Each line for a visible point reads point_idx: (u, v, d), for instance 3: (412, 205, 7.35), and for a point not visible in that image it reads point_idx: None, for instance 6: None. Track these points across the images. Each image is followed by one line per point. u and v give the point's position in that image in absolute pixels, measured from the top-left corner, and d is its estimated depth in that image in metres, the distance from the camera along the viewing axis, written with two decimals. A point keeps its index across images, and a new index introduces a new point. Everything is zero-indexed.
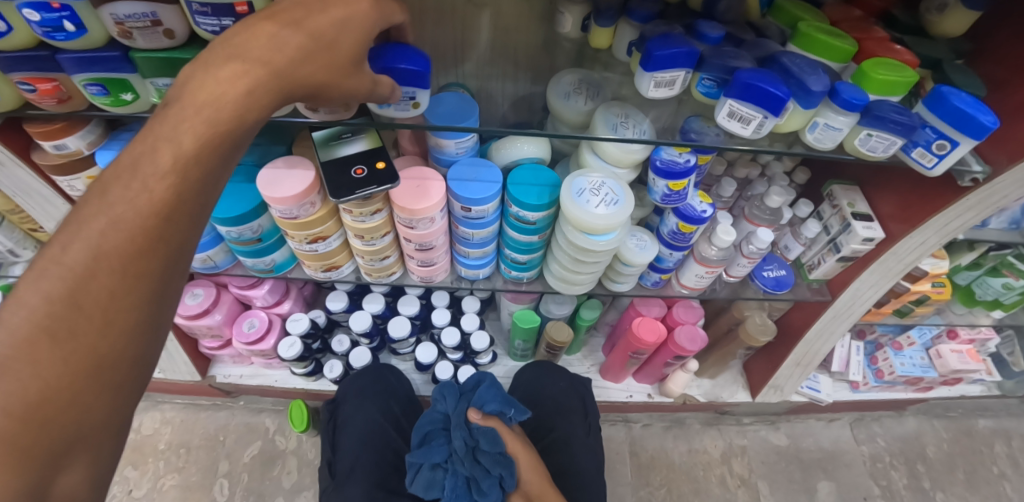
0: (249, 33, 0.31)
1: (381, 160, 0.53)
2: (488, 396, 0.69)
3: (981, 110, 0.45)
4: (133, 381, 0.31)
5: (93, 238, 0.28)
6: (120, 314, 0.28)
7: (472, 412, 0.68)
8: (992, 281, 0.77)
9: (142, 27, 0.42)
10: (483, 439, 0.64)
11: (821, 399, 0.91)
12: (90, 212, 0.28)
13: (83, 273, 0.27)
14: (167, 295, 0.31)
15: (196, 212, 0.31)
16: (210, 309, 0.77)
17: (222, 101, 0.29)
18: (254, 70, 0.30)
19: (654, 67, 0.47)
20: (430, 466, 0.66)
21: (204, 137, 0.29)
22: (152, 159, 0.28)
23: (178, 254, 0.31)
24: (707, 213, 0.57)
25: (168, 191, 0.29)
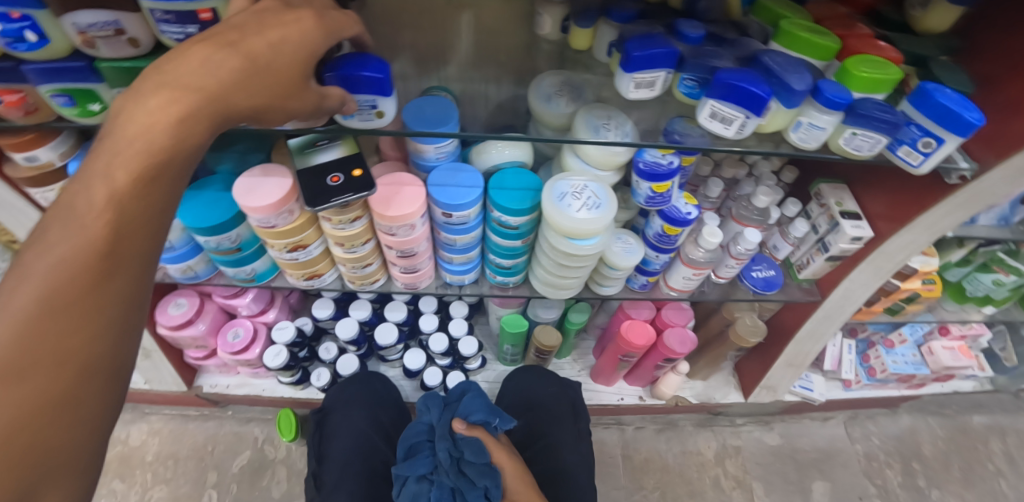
0: (180, 61, 0.30)
1: (357, 167, 0.52)
2: (473, 406, 0.69)
3: (967, 107, 0.44)
4: (98, 421, 0.30)
5: (36, 282, 0.27)
6: (78, 351, 0.29)
7: (457, 423, 0.67)
8: (982, 278, 0.76)
9: (105, 36, 0.41)
10: (467, 450, 0.64)
11: (814, 398, 0.90)
12: (29, 259, 0.28)
13: (30, 319, 0.27)
14: (123, 330, 0.31)
15: (145, 244, 0.31)
16: (194, 319, 0.76)
17: (152, 133, 0.30)
18: (185, 97, 0.30)
19: (634, 68, 0.46)
20: (415, 479, 0.65)
21: (137, 172, 0.30)
22: (86, 200, 0.29)
23: (130, 287, 0.31)
24: (693, 215, 0.56)
25: (110, 226, 0.29)
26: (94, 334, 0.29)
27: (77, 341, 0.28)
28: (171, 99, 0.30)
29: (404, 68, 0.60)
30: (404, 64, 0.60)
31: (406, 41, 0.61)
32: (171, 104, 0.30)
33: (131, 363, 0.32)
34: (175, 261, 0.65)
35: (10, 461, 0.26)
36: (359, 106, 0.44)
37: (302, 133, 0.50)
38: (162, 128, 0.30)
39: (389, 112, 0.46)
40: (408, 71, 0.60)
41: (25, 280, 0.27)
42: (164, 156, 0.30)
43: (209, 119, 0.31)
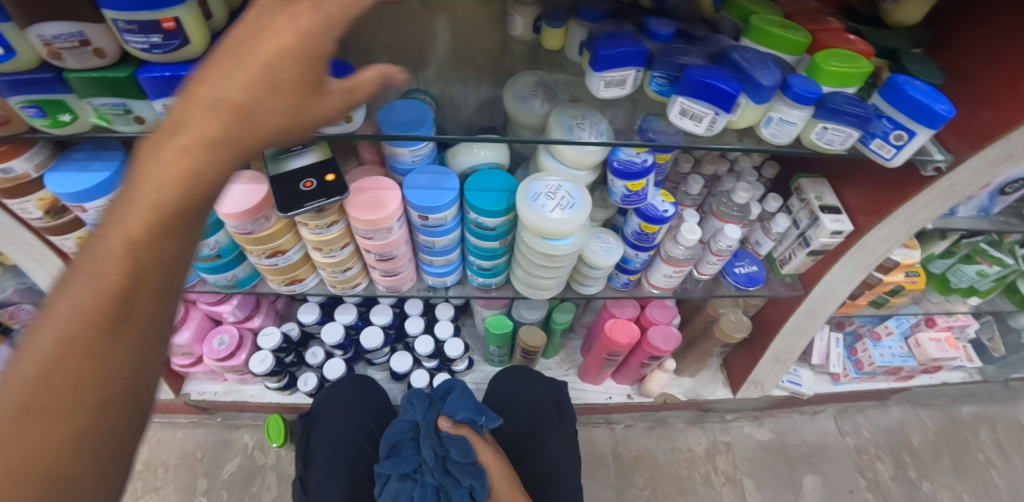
0: (189, 105, 0.28)
1: (331, 172, 0.52)
2: (459, 403, 0.69)
3: (937, 99, 0.44)
4: (120, 446, 0.33)
5: (59, 323, 0.29)
6: (93, 394, 0.31)
7: (444, 422, 0.67)
8: (966, 269, 0.77)
9: (70, 47, 0.41)
10: (453, 449, 0.65)
11: (802, 393, 0.90)
12: (56, 299, 0.30)
13: (53, 357, 0.29)
14: (139, 365, 0.33)
15: (160, 290, 0.32)
16: (178, 327, 0.76)
17: (166, 184, 0.29)
18: (193, 147, 0.28)
19: (603, 67, 0.46)
20: (397, 477, 0.66)
21: (151, 222, 0.29)
22: (103, 247, 0.29)
23: (144, 327, 0.32)
24: (670, 212, 0.56)
25: (123, 279, 0.30)
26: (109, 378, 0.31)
27: (93, 383, 0.30)
28: (191, 147, 0.28)
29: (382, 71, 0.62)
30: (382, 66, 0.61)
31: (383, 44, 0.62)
32: (183, 158, 0.28)
33: (144, 396, 0.34)
34: None
35: (40, 485, 0.29)
36: None
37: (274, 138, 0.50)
38: (174, 183, 0.29)
39: (357, 117, 0.48)
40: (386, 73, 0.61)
41: (49, 330, 0.29)
42: (172, 207, 0.29)
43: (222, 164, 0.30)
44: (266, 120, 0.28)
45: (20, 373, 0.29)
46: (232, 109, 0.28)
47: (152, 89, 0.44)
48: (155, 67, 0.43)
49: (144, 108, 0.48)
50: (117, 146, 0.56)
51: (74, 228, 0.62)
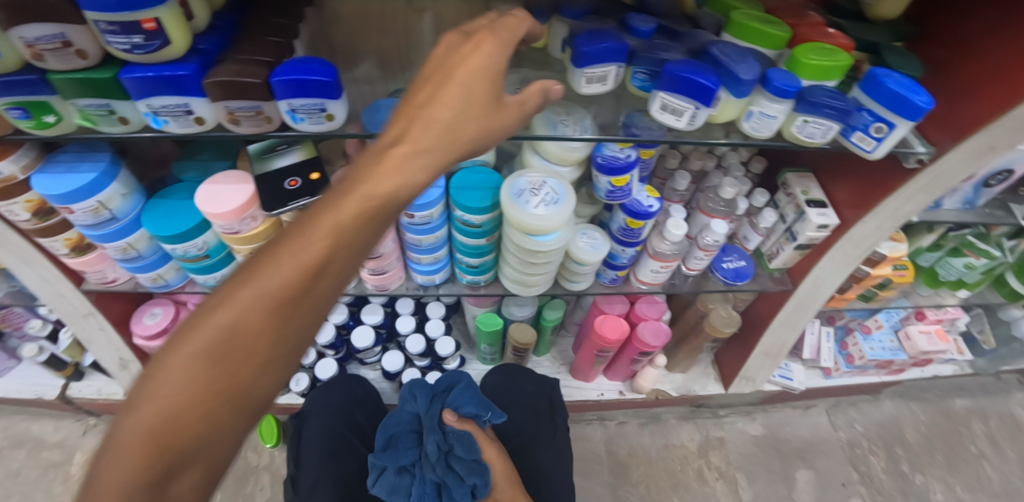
0: (414, 127, 0.36)
1: (315, 171, 0.52)
2: (463, 398, 0.69)
3: (916, 91, 0.44)
4: (256, 407, 0.35)
5: (260, 281, 0.33)
6: (256, 359, 0.33)
7: (448, 416, 0.67)
8: (954, 261, 0.77)
9: (53, 49, 0.41)
10: (457, 445, 0.64)
11: (793, 387, 0.91)
12: (262, 259, 0.34)
13: (244, 309, 0.33)
14: (298, 341, 0.35)
15: (343, 281, 0.36)
16: (169, 328, 0.77)
17: (380, 183, 0.34)
18: (408, 155, 0.35)
19: (585, 62, 0.46)
20: (394, 471, 0.65)
21: (360, 211, 0.34)
22: (313, 223, 0.33)
23: (317, 307, 0.35)
24: (654, 207, 0.56)
25: (322, 255, 0.33)
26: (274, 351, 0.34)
27: (259, 352, 0.33)
28: (408, 156, 0.35)
29: (370, 71, 0.63)
30: (370, 68, 0.63)
31: (370, 46, 0.63)
32: (397, 171, 0.35)
33: (289, 371, 0.36)
34: (145, 270, 0.65)
35: (195, 418, 0.32)
36: (308, 110, 0.45)
37: (259, 138, 0.51)
38: (388, 188, 0.34)
39: (339, 114, 0.47)
40: (373, 74, 0.63)
41: (245, 294, 0.33)
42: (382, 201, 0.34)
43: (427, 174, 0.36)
44: (467, 129, 0.37)
45: (218, 315, 0.32)
46: (443, 125, 0.36)
47: (134, 90, 0.43)
48: (137, 67, 0.42)
49: (128, 108, 0.48)
50: (104, 148, 0.56)
51: (62, 230, 0.59)
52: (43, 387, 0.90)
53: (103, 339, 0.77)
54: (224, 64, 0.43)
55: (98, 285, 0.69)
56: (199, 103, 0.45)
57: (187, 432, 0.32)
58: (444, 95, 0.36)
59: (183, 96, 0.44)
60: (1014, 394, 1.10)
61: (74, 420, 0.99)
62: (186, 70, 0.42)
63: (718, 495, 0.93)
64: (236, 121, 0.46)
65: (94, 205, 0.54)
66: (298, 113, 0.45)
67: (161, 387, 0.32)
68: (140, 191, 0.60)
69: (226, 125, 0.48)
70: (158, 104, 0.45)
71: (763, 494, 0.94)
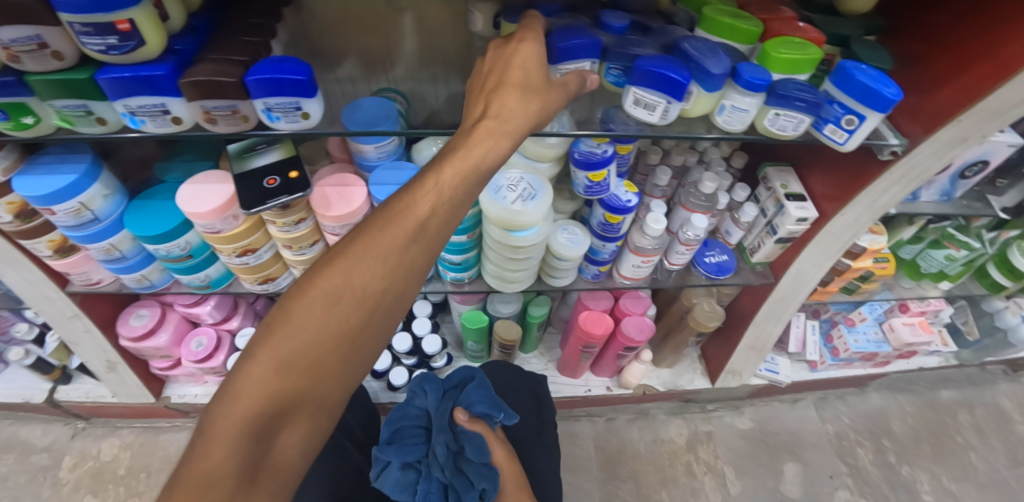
0: (499, 103, 0.40)
1: (294, 169, 0.53)
2: (477, 397, 0.68)
3: (884, 83, 0.45)
4: (361, 355, 0.38)
5: (373, 232, 0.37)
6: (365, 308, 0.37)
7: (461, 414, 0.66)
8: (936, 254, 0.77)
9: (29, 50, 0.41)
10: (467, 446, 0.63)
11: (780, 380, 0.92)
12: (376, 216, 0.38)
13: (360, 257, 0.37)
14: (400, 293, 0.39)
15: (439, 242, 0.39)
16: (156, 329, 0.78)
17: (473, 148, 0.39)
18: (498, 126, 0.39)
19: (559, 59, 0.46)
20: (399, 467, 0.63)
21: (460, 173, 0.38)
22: (419, 183, 0.38)
23: (419, 261, 0.39)
24: (633, 202, 0.57)
25: (428, 210, 0.38)
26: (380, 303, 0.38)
27: (368, 301, 0.37)
28: (498, 126, 0.39)
29: (352, 71, 0.65)
30: (352, 68, 0.65)
31: (351, 45, 0.63)
32: (486, 140, 0.39)
33: (391, 322, 0.40)
34: (129, 271, 0.66)
35: (312, 354, 0.36)
36: (283, 108, 0.45)
37: (238, 138, 0.51)
38: (478, 154, 0.39)
39: (315, 113, 0.48)
40: (356, 74, 0.65)
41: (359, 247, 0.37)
42: (477, 162, 0.38)
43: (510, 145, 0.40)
44: (530, 104, 0.40)
45: (337, 262, 0.37)
46: (509, 102, 0.40)
47: (111, 90, 0.43)
48: (114, 68, 0.42)
49: (106, 109, 0.48)
50: (85, 149, 0.56)
51: (47, 231, 0.59)
52: (31, 391, 0.90)
53: (90, 341, 0.77)
54: (200, 64, 0.44)
55: (83, 287, 0.69)
56: (176, 103, 0.46)
57: (304, 367, 0.36)
58: (512, 77, 0.41)
59: (160, 96, 0.44)
60: (999, 385, 1.12)
61: (62, 424, 0.99)
62: (163, 70, 0.42)
63: (707, 489, 0.94)
64: (213, 119, 0.46)
65: (76, 206, 0.55)
66: (274, 112, 0.45)
67: (284, 325, 0.36)
68: (122, 192, 0.60)
69: (203, 125, 0.49)
70: (135, 104, 0.45)
71: (752, 487, 0.94)
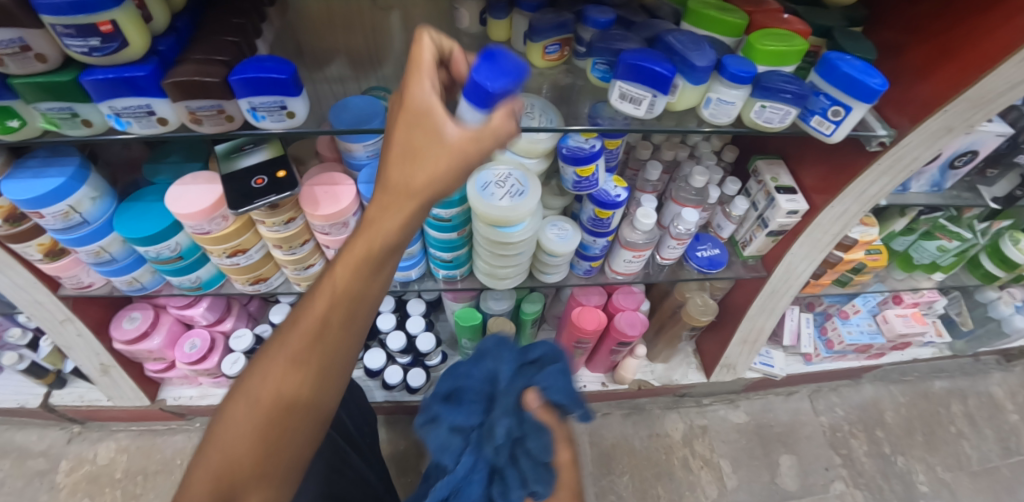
0: (416, 165, 0.35)
1: (281, 168, 0.53)
2: (555, 379, 0.48)
3: (870, 73, 0.45)
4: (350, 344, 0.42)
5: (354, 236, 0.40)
6: (314, 369, 0.40)
7: (533, 394, 0.47)
8: (927, 245, 0.78)
9: (12, 53, 0.40)
10: (532, 443, 0.44)
11: (775, 373, 0.92)
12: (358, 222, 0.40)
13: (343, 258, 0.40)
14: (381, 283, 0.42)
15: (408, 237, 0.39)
16: (149, 332, 0.77)
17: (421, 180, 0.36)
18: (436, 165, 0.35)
19: (479, 104, 0.35)
20: (446, 430, 0.45)
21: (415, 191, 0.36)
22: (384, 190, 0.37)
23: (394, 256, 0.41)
24: (622, 197, 0.57)
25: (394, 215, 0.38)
26: (329, 360, 0.41)
27: (350, 298, 0.40)
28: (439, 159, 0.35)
29: (341, 71, 0.63)
30: (340, 68, 0.63)
31: (338, 44, 0.63)
32: (390, 209, 0.37)
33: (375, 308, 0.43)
34: (120, 274, 0.65)
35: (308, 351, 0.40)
36: (268, 108, 0.45)
37: (225, 138, 0.51)
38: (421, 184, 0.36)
39: (301, 112, 0.47)
40: (345, 73, 0.63)
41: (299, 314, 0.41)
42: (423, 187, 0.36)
43: (423, 212, 0.38)
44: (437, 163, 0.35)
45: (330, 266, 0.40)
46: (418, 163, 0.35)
47: (95, 91, 0.43)
48: (97, 70, 0.42)
49: (92, 111, 0.47)
50: (72, 151, 0.56)
51: (36, 235, 0.59)
52: (26, 396, 0.90)
53: (82, 345, 0.77)
54: (182, 64, 0.43)
55: (75, 290, 0.69)
56: (161, 104, 0.45)
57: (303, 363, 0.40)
58: (399, 140, 0.36)
59: (143, 96, 0.44)
60: (992, 375, 1.12)
61: (58, 428, 0.99)
62: (145, 71, 0.42)
63: (702, 482, 0.94)
64: (197, 120, 0.46)
65: (65, 209, 0.54)
66: (258, 111, 0.45)
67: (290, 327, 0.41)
68: (111, 195, 0.60)
69: (189, 125, 0.48)
70: (120, 106, 0.45)
71: (747, 480, 0.95)
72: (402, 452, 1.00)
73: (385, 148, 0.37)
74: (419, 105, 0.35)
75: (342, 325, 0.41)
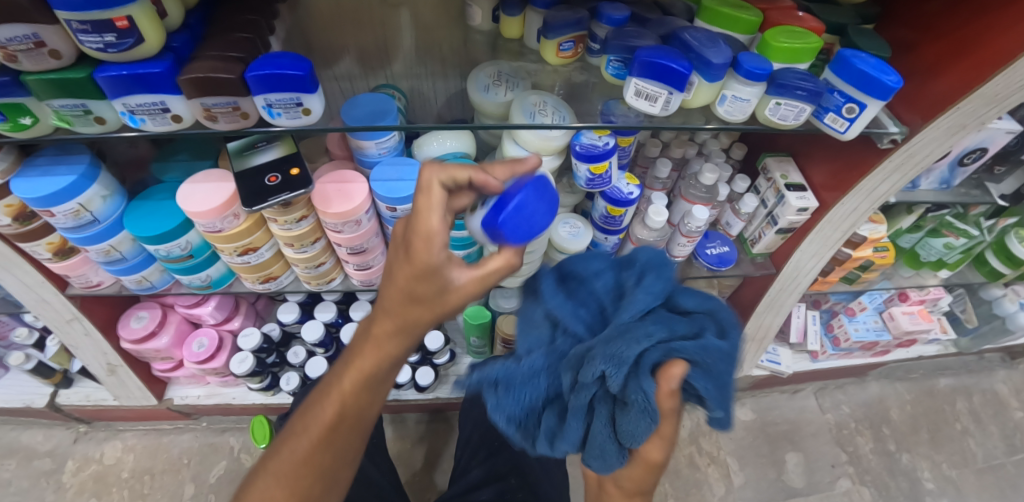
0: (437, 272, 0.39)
1: (295, 166, 0.52)
2: (707, 364, 0.38)
3: (884, 71, 0.45)
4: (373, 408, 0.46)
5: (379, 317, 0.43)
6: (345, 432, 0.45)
7: (676, 369, 0.37)
8: (933, 242, 0.79)
9: (26, 49, 0.40)
10: (634, 415, 0.38)
11: (781, 371, 0.94)
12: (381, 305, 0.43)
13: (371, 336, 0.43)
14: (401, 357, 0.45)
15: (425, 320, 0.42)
16: (157, 331, 0.77)
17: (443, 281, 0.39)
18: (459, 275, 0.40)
19: (493, 239, 0.43)
20: (542, 314, 0.45)
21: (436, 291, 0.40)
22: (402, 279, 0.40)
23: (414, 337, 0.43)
24: (634, 194, 0.57)
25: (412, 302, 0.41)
26: (337, 457, 0.46)
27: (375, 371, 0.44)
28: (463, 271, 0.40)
29: (350, 69, 0.62)
30: (349, 65, 0.62)
31: (347, 41, 0.63)
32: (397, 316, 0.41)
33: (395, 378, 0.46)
34: (129, 272, 0.65)
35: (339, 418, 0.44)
36: (284, 105, 0.45)
37: (238, 135, 0.51)
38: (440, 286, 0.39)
39: (316, 109, 0.47)
40: (354, 71, 0.62)
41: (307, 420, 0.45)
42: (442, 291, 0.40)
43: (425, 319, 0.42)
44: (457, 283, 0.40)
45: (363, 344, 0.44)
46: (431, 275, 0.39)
47: (109, 88, 0.43)
48: (111, 66, 0.41)
49: (105, 108, 0.47)
50: (81, 149, 0.56)
51: (44, 234, 0.59)
52: (32, 395, 0.89)
53: (90, 344, 0.76)
54: (197, 61, 0.43)
55: (83, 289, 0.68)
56: (175, 100, 0.45)
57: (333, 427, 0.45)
58: (403, 283, 0.40)
59: (158, 93, 0.44)
60: (996, 372, 1.12)
61: (64, 428, 0.98)
62: (160, 68, 0.42)
63: (709, 479, 0.95)
64: (212, 117, 0.46)
65: (75, 207, 0.54)
66: (274, 108, 0.45)
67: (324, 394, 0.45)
68: (121, 193, 0.59)
69: (203, 122, 0.48)
70: (134, 102, 0.44)
71: (754, 477, 0.96)
72: (409, 450, 1.00)
73: (398, 264, 0.40)
74: (432, 252, 0.38)
75: (366, 393, 0.44)
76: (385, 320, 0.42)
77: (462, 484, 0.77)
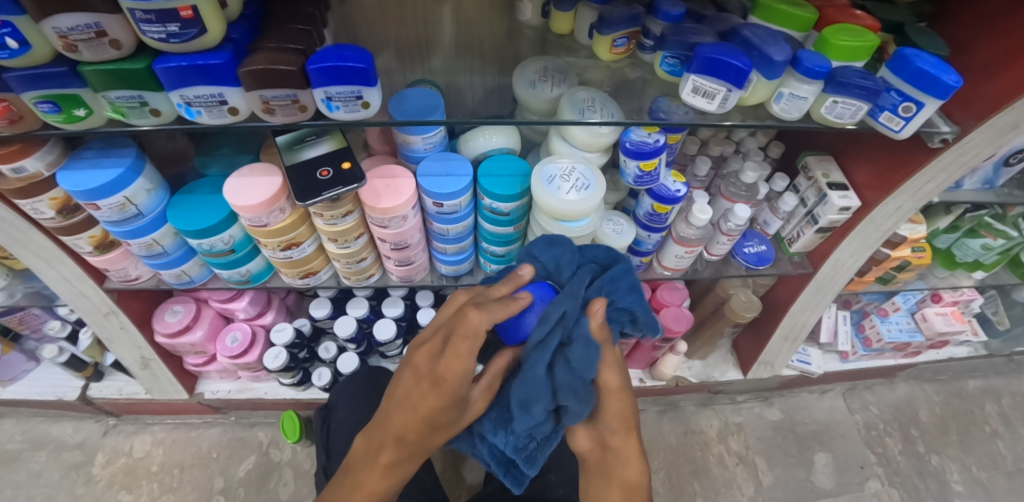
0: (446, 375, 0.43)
1: (346, 160, 0.52)
2: (618, 290, 0.50)
3: (944, 70, 0.44)
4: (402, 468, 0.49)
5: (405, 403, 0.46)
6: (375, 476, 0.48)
7: (598, 307, 0.46)
8: (970, 243, 0.78)
9: (87, 39, 0.39)
10: (574, 349, 0.44)
11: (812, 371, 0.94)
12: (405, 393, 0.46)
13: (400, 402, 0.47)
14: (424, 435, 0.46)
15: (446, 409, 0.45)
16: (191, 325, 0.78)
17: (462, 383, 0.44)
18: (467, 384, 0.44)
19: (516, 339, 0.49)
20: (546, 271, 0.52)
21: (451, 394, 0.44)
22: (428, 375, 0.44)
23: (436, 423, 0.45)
24: (681, 192, 0.58)
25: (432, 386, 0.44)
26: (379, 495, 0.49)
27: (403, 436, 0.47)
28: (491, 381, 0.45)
29: (387, 62, 0.62)
30: (387, 57, 0.62)
31: (388, 35, 0.61)
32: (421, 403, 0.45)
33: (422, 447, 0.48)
34: (169, 266, 0.65)
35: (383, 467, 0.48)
36: (344, 98, 0.45)
37: (289, 129, 0.51)
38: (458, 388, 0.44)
39: (374, 102, 0.47)
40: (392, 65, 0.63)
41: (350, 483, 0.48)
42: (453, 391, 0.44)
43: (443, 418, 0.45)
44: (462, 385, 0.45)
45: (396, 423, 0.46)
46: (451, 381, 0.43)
47: (168, 80, 0.42)
48: (171, 57, 0.41)
49: (160, 100, 0.47)
50: (127, 142, 0.56)
51: (87, 228, 0.58)
52: (63, 388, 0.90)
53: (125, 338, 0.77)
54: (256, 53, 0.43)
55: (121, 283, 0.68)
56: (233, 93, 0.45)
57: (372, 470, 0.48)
58: (431, 417, 0.45)
59: (217, 85, 0.43)
60: None
61: (94, 420, 0.99)
62: (221, 58, 0.41)
63: (739, 479, 0.96)
64: (271, 110, 0.46)
65: (121, 201, 0.54)
66: (335, 103, 0.45)
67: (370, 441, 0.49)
68: (164, 187, 0.59)
69: (261, 116, 0.48)
70: (192, 94, 0.44)
71: (782, 478, 0.97)
72: None
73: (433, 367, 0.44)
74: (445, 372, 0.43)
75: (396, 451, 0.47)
76: (388, 451, 0.48)
77: (499, 481, 0.78)
